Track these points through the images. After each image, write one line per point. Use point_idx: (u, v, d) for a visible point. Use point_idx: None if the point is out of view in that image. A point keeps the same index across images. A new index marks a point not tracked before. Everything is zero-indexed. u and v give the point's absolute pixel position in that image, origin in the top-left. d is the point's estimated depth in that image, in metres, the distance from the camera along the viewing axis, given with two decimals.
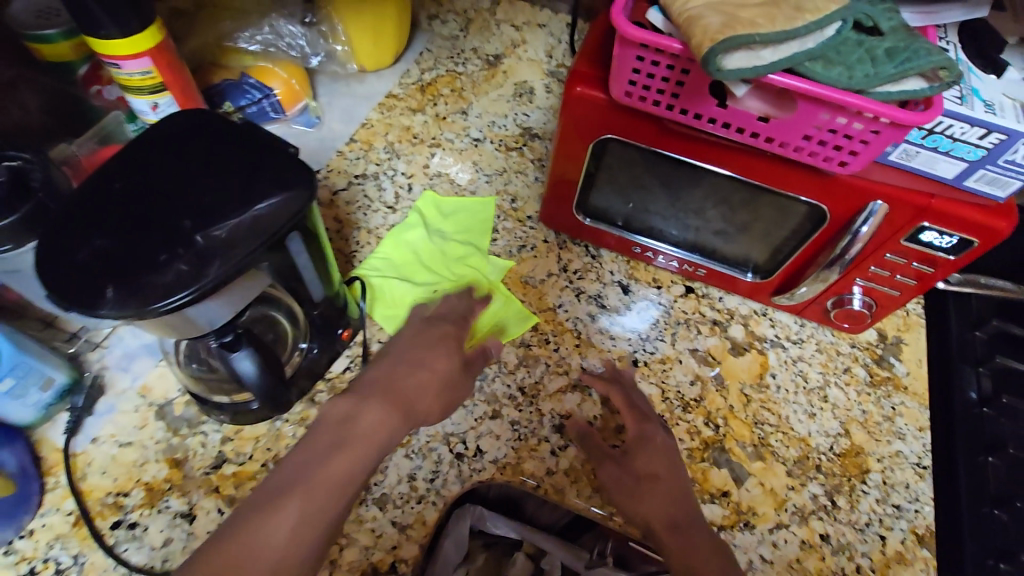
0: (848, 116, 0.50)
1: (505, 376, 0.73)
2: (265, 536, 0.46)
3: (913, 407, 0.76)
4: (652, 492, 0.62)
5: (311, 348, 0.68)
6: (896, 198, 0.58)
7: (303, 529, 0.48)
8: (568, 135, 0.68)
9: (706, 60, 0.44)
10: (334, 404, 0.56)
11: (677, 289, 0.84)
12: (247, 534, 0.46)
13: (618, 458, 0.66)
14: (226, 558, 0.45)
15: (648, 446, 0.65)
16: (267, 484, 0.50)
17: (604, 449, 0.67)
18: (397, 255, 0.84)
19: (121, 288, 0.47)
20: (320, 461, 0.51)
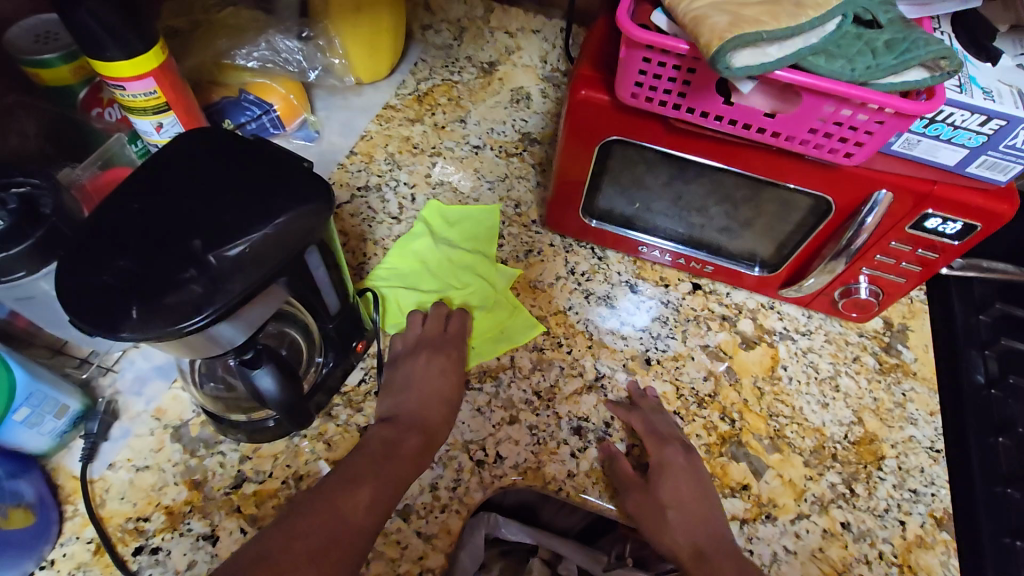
0: (853, 108, 0.50)
1: (521, 381, 0.74)
2: (347, 509, 0.55)
3: (923, 393, 0.77)
4: (677, 521, 0.63)
5: (326, 364, 0.68)
6: (900, 186, 0.59)
7: (375, 508, 0.56)
8: (574, 139, 0.68)
9: (715, 59, 0.44)
10: (378, 430, 0.64)
11: (684, 286, 0.84)
12: (330, 507, 0.55)
13: (642, 485, 0.66)
14: (314, 525, 0.53)
15: (672, 471, 0.66)
16: (333, 476, 0.59)
17: (629, 475, 0.67)
18: (404, 264, 0.84)
19: (142, 309, 0.47)
20: (380, 462, 0.60)
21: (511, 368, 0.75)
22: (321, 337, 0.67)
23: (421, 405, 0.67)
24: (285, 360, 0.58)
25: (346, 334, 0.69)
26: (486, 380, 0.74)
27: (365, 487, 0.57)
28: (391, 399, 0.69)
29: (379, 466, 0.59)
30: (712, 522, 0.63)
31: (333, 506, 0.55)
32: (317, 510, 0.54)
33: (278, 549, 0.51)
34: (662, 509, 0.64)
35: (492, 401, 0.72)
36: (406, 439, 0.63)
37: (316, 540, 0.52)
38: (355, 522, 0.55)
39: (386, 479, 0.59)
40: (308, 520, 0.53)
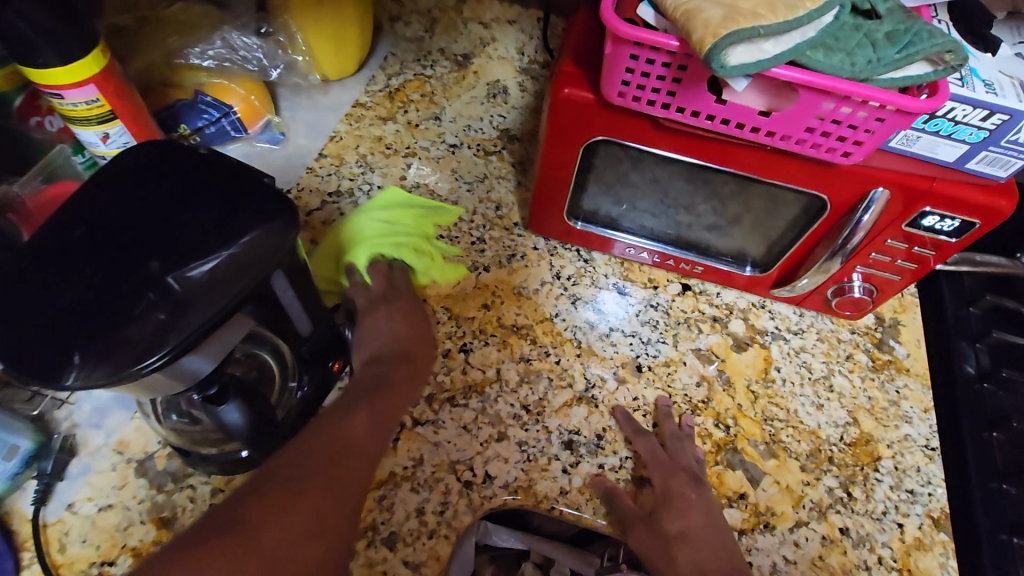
0: (853, 107, 0.47)
1: (509, 395, 0.71)
2: (350, 427, 0.55)
3: (916, 389, 0.77)
4: (686, 548, 0.60)
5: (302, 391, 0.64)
6: (899, 183, 0.57)
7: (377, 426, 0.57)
8: (557, 140, 0.65)
9: (709, 57, 0.41)
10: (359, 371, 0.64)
11: (674, 287, 0.82)
12: (331, 429, 0.54)
13: (647, 520, 0.63)
14: (322, 443, 0.52)
15: (677, 502, 0.63)
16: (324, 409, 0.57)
17: (633, 511, 0.63)
18: (351, 246, 0.78)
19: (93, 348, 0.43)
20: (373, 390, 0.61)
21: (497, 382, 0.72)
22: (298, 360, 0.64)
23: (404, 343, 0.68)
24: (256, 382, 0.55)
25: (321, 352, 0.65)
26: (471, 395, 0.70)
27: (362, 413, 0.57)
28: (369, 346, 0.67)
29: (365, 396, 0.59)
30: (724, 549, 0.60)
31: (335, 429, 0.54)
32: (317, 435, 0.52)
33: (286, 468, 0.48)
34: (669, 543, 0.61)
35: (480, 418, 0.68)
36: (396, 370, 0.64)
37: (324, 454, 0.51)
38: (361, 441, 0.55)
39: (383, 410, 0.59)
40: (304, 446, 0.51)
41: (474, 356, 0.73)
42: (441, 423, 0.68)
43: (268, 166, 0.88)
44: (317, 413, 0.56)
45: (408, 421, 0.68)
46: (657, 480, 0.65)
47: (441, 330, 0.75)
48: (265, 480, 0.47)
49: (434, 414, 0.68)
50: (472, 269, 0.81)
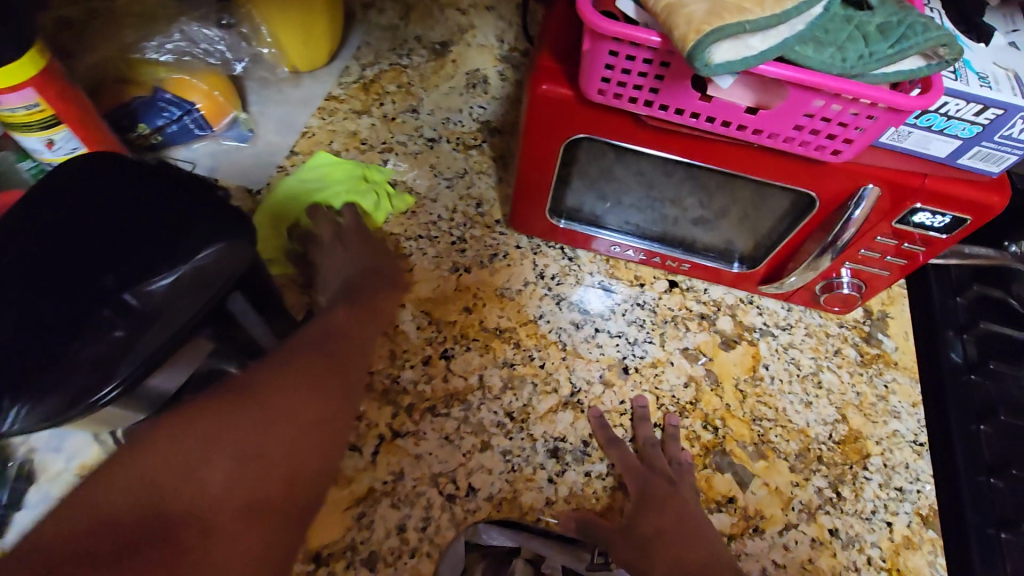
0: (844, 104, 0.45)
1: (492, 402, 0.68)
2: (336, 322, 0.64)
3: (905, 383, 0.76)
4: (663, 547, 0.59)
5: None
6: (889, 180, 0.55)
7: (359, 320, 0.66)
8: (537, 137, 0.61)
9: (691, 56, 0.39)
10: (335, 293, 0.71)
11: (660, 285, 0.79)
12: (321, 325, 0.63)
13: (622, 528, 0.61)
14: (320, 329, 0.63)
15: (654, 503, 0.62)
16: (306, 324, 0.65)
17: (608, 527, 0.61)
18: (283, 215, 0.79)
19: (46, 379, 0.43)
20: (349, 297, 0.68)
21: (480, 389, 0.69)
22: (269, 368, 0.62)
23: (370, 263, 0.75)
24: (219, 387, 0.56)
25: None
26: (453, 404, 0.68)
27: (342, 310, 0.66)
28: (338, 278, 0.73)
29: (344, 305, 0.67)
30: (695, 531, 0.60)
31: (323, 325, 0.63)
32: (309, 332, 0.62)
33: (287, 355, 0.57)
34: (644, 544, 0.60)
35: (461, 427, 0.66)
36: (370, 285, 0.71)
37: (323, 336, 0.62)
38: (346, 332, 0.64)
39: (361, 313, 0.67)
40: (298, 344, 0.59)
41: (456, 363, 0.71)
42: (422, 433, 0.66)
43: (235, 165, 0.83)
44: (307, 323, 0.64)
45: (388, 432, 0.65)
46: (634, 488, 0.64)
47: (421, 336, 0.72)
48: (274, 358, 0.56)
49: (414, 424, 0.66)
50: (453, 270, 0.78)
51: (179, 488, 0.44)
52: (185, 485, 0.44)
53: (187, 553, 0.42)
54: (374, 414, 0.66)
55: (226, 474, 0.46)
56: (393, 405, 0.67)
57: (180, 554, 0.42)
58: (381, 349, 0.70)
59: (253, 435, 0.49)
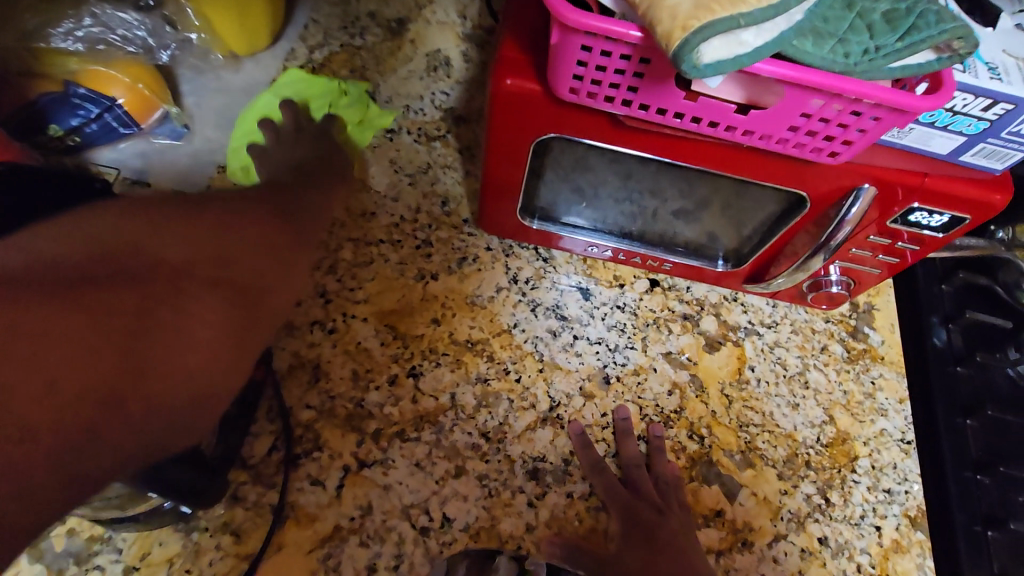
0: (845, 105, 0.40)
1: (465, 422, 0.64)
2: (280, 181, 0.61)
3: (892, 378, 0.74)
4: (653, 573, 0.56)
5: (230, 411, 0.58)
6: (885, 179, 0.50)
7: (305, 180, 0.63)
8: (503, 137, 0.55)
9: (678, 55, 0.33)
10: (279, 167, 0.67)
11: (641, 284, 0.75)
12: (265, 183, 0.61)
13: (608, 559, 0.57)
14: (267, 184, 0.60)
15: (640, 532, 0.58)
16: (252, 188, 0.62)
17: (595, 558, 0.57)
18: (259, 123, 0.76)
19: None
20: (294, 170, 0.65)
21: (452, 409, 0.64)
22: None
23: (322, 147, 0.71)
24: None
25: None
26: (423, 426, 0.63)
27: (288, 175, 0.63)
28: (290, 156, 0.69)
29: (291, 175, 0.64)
30: (686, 556, 0.57)
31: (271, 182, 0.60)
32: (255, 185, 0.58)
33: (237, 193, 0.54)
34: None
35: (433, 452, 0.62)
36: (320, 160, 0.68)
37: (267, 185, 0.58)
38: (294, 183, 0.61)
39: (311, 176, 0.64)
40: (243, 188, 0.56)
41: (425, 381, 0.65)
42: (390, 462, 0.61)
43: (172, 166, 0.74)
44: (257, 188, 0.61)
45: (353, 463, 0.60)
46: (617, 513, 0.60)
47: (386, 354, 0.66)
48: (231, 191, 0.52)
49: (382, 452, 0.61)
50: (418, 277, 0.72)
51: (133, 255, 0.39)
52: (139, 262, 0.39)
53: (149, 326, 0.37)
54: (337, 443, 0.61)
55: (182, 238, 0.42)
56: (358, 431, 0.62)
57: (140, 321, 0.37)
58: (343, 370, 0.65)
59: (212, 229, 0.44)
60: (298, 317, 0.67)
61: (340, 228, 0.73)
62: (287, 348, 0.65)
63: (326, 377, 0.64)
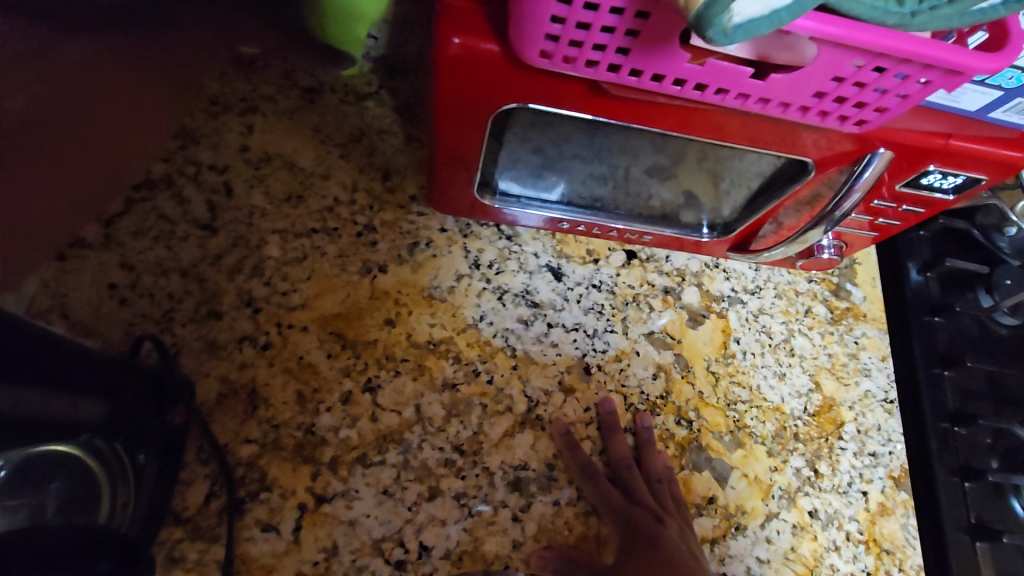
0: (890, 67, 0.33)
1: (435, 436, 0.57)
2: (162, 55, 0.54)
3: (874, 336, 0.71)
4: None
5: (150, 465, 0.48)
6: (904, 141, 0.44)
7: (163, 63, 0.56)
8: (456, 109, 0.45)
9: (702, 17, 0.26)
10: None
11: (617, 258, 0.68)
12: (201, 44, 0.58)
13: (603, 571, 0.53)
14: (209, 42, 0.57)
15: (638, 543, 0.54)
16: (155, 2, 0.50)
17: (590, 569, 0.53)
18: None
19: None
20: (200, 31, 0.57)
21: (419, 423, 0.57)
22: (117, 442, 0.45)
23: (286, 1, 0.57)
24: (68, 491, 0.41)
25: (142, 417, 0.48)
26: (388, 447, 0.55)
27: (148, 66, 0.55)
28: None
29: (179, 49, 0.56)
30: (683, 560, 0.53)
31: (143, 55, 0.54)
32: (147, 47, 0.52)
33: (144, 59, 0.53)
34: None
35: (402, 474, 0.55)
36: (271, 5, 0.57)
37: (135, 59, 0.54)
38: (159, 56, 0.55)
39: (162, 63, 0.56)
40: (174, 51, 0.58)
41: (384, 395, 0.57)
42: (354, 493, 0.53)
43: None
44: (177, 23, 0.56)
45: (310, 500, 0.52)
46: (610, 516, 0.56)
47: (336, 367, 0.57)
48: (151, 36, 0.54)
49: (343, 483, 0.53)
50: (364, 271, 0.61)
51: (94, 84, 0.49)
52: None
53: None
54: (288, 479, 0.53)
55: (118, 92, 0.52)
56: (312, 462, 0.53)
57: None
58: (286, 393, 0.55)
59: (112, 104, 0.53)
60: (221, 333, 0.56)
61: (260, 218, 0.61)
62: (213, 373, 0.55)
63: (266, 404, 0.55)
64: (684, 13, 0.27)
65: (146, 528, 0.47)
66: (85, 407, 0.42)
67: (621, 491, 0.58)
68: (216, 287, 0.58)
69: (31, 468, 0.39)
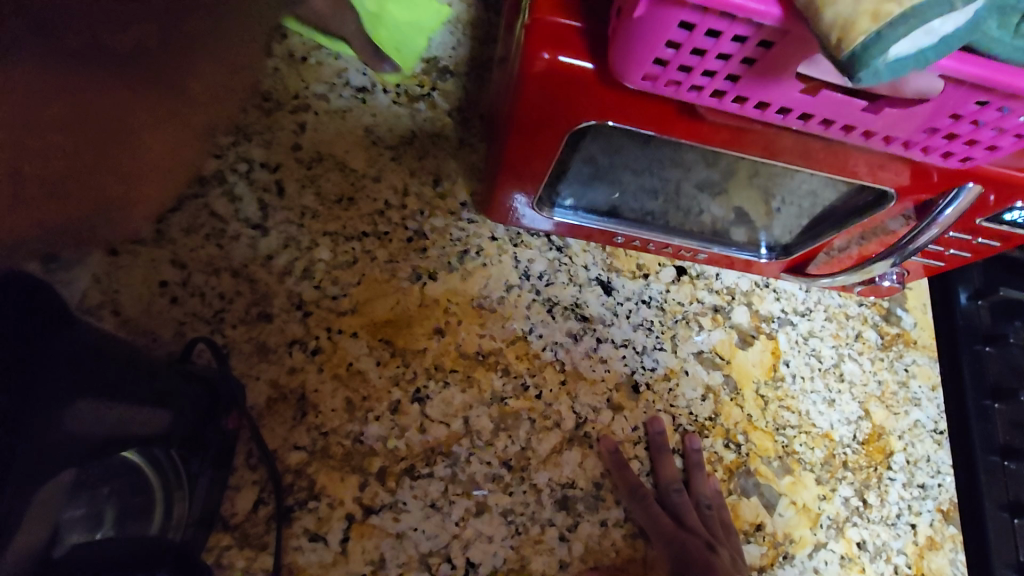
0: (1015, 108, 0.32)
1: (483, 450, 0.56)
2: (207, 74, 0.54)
3: (925, 364, 0.70)
4: None
5: (205, 473, 0.47)
6: (995, 177, 0.43)
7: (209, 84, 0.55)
8: (533, 122, 0.44)
9: (857, 57, 0.24)
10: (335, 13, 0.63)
11: (667, 273, 0.66)
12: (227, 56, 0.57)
13: None
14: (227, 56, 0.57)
15: (690, 569, 0.53)
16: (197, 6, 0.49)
17: None
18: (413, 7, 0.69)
19: None
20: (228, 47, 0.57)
21: (467, 436, 0.56)
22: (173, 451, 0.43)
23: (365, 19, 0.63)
24: (125, 500, 0.39)
25: (200, 425, 0.46)
26: (435, 459, 0.54)
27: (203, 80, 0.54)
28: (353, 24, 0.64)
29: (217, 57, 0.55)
30: None
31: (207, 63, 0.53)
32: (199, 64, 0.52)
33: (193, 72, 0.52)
34: None
35: (450, 488, 0.54)
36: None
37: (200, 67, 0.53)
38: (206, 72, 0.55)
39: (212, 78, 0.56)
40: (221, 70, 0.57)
41: (433, 406, 0.56)
42: (401, 505, 0.52)
43: None
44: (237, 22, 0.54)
45: (357, 511, 0.51)
46: (658, 540, 0.55)
47: (385, 375, 0.56)
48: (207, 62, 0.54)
49: (390, 494, 0.53)
50: (414, 278, 0.60)
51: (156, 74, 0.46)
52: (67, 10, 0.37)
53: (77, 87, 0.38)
54: (336, 489, 0.52)
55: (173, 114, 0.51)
56: (360, 472, 0.53)
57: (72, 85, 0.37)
58: (334, 400, 0.54)
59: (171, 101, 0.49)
60: (271, 337, 0.55)
61: (311, 219, 0.60)
62: (263, 377, 0.54)
63: (315, 411, 0.54)
64: (833, 51, 0.25)
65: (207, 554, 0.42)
66: (145, 418, 0.40)
67: (670, 514, 0.57)
68: (266, 289, 0.57)
69: (87, 475, 0.35)
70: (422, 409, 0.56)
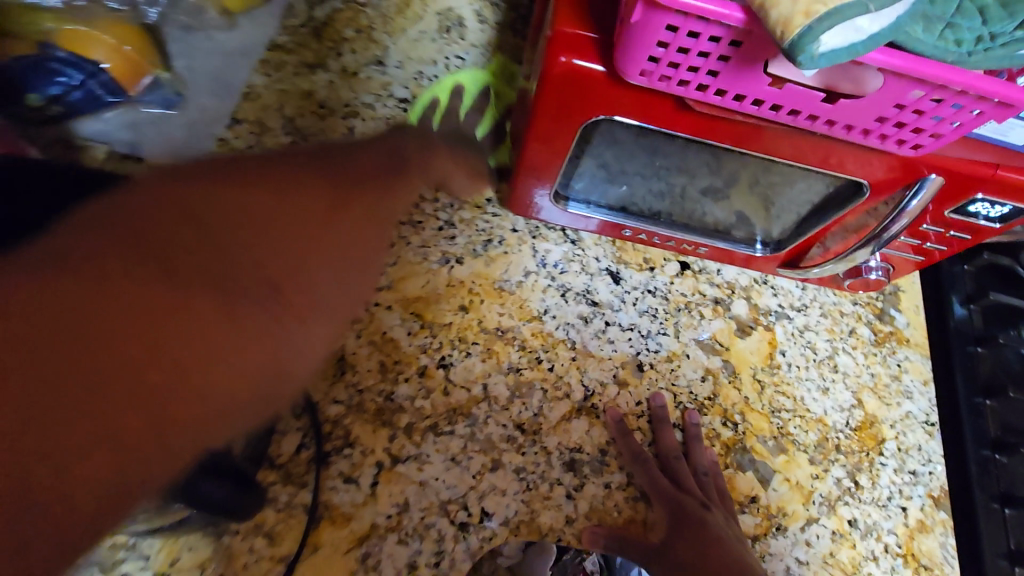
0: (947, 98, 0.39)
1: (500, 414, 0.62)
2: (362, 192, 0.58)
3: (917, 360, 0.74)
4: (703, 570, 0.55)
5: None
6: (953, 169, 0.49)
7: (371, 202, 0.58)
8: (551, 119, 0.52)
9: (795, 45, 0.31)
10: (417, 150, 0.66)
11: (671, 267, 0.73)
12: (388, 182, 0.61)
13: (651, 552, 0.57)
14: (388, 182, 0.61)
15: (687, 525, 0.58)
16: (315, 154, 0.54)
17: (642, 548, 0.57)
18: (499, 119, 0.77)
19: None
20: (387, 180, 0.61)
21: (485, 401, 0.62)
22: None
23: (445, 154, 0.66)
24: None
25: None
26: (456, 420, 0.61)
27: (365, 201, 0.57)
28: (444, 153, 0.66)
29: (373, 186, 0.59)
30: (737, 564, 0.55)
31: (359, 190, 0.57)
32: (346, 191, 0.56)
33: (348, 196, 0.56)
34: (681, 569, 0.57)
35: (469, 445, 0.60)
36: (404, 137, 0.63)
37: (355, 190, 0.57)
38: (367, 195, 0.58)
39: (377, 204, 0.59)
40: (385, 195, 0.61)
41: (456, 372, 0.63)
42: (425, 457, 0.59)
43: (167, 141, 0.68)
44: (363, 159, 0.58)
45: (386, 459, 0.58)
46: (658, 503, 0.60)
47: (414, 344, 0.63)
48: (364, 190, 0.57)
49: (416, 447, 0.59)
50: (442, 262, 0.68)
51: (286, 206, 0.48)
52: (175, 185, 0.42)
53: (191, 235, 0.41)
54: (368, 438, 0.58)
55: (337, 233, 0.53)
56: (390, 426, 0.59)
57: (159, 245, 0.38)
58: (370, 361, 0.62)
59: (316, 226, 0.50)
60: None
61: None
62: None
63: (353, 370, 0.61)
64: (778, 42, 0.32)
65: (251, 499, 0.50)
66: None
67: (670, 480, 0.62)
68: None
69: None
70: (447, 376, 0.62)
